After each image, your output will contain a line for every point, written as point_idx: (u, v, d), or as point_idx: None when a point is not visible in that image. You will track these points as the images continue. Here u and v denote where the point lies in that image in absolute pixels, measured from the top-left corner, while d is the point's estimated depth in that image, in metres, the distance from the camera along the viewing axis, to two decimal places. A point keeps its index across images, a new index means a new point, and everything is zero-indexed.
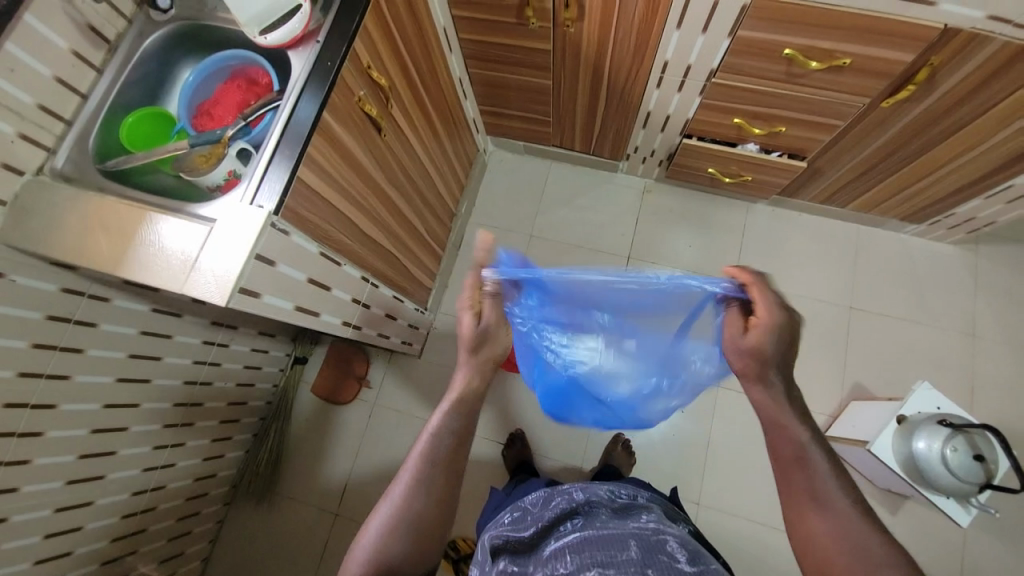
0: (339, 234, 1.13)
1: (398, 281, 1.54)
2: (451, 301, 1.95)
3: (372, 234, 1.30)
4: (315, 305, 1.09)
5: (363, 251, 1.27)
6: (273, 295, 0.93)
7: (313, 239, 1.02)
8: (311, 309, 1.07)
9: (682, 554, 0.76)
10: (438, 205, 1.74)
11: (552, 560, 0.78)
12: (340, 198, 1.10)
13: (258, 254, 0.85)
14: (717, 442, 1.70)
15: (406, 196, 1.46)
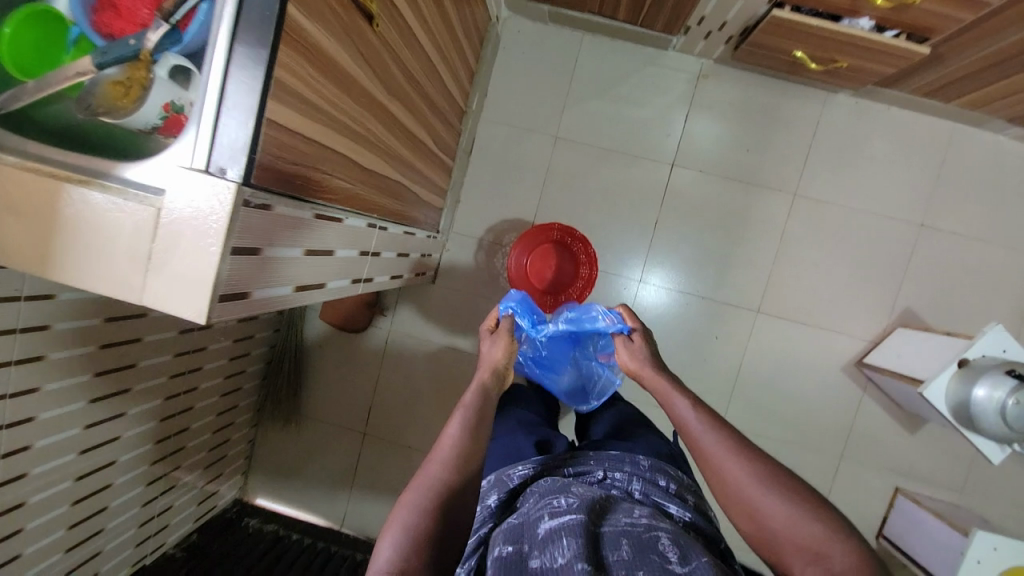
0: (328, 178, 0.85)
1: (406, 211, 1.28)
2: (464, 218, 1.71)
3: (370, 166, 1.00)
4: (320, 277, 0.88)
5: (361, 191, 0.99)
6: (266, 287, 0.72)
7: (298, 199, 0.76)
8: (313, 283, 0.86)
9: (674, 553, 0.66)
10: (445, 107, 1.39)
11: (543, 552, 0.67)
12: (331, 132, 0.82)
13: (236, 248, 0.62)
14: (749, 368, 1.65)
15: (406, 104, 1.11)
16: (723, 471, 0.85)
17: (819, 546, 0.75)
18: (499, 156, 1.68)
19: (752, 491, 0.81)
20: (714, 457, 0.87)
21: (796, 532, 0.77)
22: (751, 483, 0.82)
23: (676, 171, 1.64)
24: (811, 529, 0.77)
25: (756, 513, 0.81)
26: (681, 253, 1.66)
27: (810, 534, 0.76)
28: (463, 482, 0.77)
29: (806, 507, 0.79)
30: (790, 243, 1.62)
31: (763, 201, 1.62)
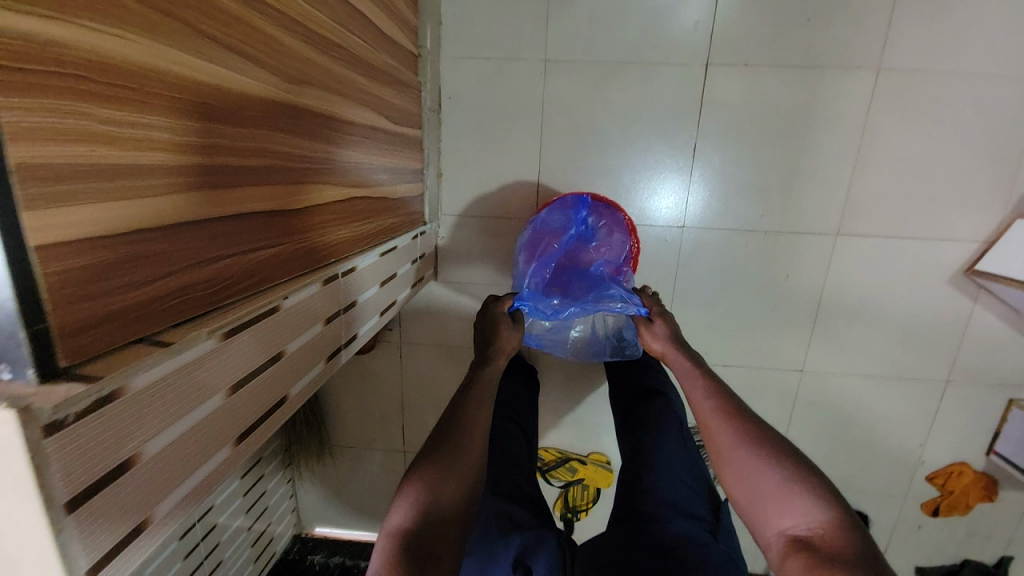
0: (218, 261, 0.52)
1: (373, 228, 0.94)
2: (452, 195, 1.36)
3: (293, 203, 0.64)
4: (273, 393, 0.61)
5: (292, 243, 0.65)
6: (172, 488, 0.47)
7: (184, 328, 0.47)
8: (270, 409, 0.60)
9: None
10: (390, 64, 0.98)
11: None
12: (209, 191, 0.50)
13: (71, 499, 0.37)
14: (829, 303, 1.36)
15: (326, 83, 0.71)
16: (721, 437, 0.83)
17: (809, 523, 0.68)
18: (476, 106, 1.29)
19: (741, 454, 0.78)
20: (713, 425, 0.85)
21: (786, 506, 0.71)
22: (744, 449, 0.79)
23: (712, 73, 1.22)
24: (803, 511, 0.69)
25: (744, 477, 0.77)
26: (731, 181, 1.29)
27: (799, 511, 0.69)
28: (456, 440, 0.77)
29: (798, 483, 0.72)
30: (872, 138, 1.24)
31: (833, 87, 1.20)
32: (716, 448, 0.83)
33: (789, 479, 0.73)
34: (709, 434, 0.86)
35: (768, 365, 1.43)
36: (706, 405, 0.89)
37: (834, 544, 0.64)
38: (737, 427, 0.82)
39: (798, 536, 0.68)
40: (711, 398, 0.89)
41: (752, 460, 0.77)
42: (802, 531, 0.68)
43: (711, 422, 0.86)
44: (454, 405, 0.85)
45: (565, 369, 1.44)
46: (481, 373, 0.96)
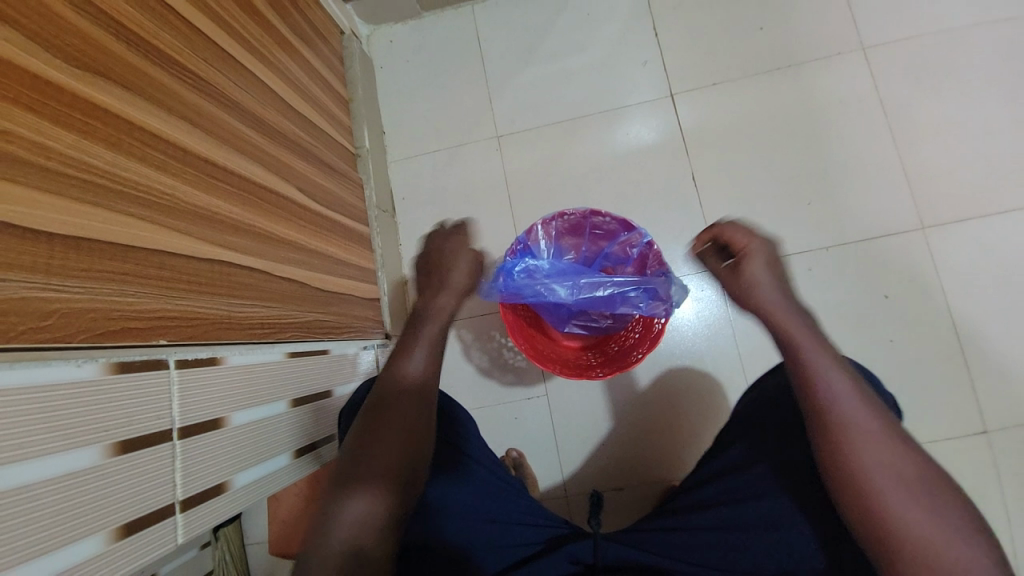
0: None
1: (281, 317, 0.63)
2: (421, 302, 1.08)
3: (22, 214, 0.36)
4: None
5: (25, 286, 0.35)
6: None
7: None
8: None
9: None
10: (310, 141, 0.83)
11: None
12: None
13: None
14: (967, 318, 0.95)
15: (148, 94, 0.50)
16: (852, 432, 0.49)
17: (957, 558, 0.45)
18: (433, 197, 1.12)
19: (879, 459, 0.48)
20: (844, 413, 0.50)
21: (938, 536, 0.46)
22: (892, 461, 0.48)
23: (679, 103, 1.09)
24: (957, 540, 0.45)
25: (888, 505, 0.47)
26: (754, 200, 1.04)
27: (950, 539, 0.45)
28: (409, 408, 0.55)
29: (946, 494, 0.47)
30: (899, 115, 1.03)
31: (823, 80, 1.05)
32: (839, 441, 0.49)
33: (941, 491, 0.47)
34: (834, 423, 0.50)
35: (931, 433, 0.92)
36: (834, 385, 0.51)
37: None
38: (874, 422, 0.49)
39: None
40: (845, 383, 0.51)
41: (896, 471, 0.47)
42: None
43: (835, 420, 0.50)
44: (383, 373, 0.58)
45: (627, 509, 0.93)
46: (419, 336, 0.61)
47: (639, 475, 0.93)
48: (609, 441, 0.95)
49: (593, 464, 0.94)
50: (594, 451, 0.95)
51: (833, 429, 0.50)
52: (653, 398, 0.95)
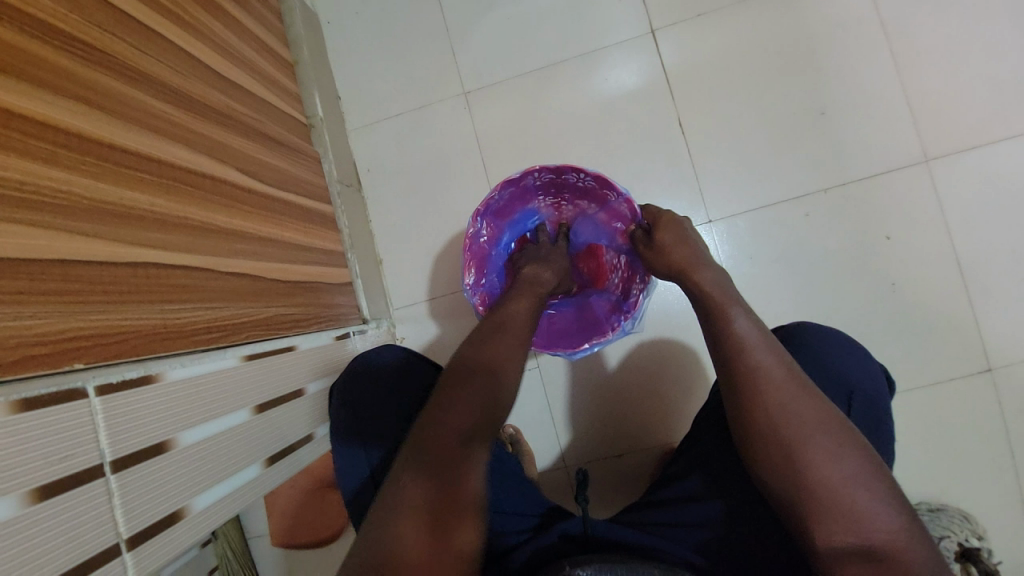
0: None
1: (233, 317, 0.57)
2: (399, 282, 1.01)
3: None
4: None
5: None
6: None
7: None
8: None
9: None
10: (250, 115, 0.74)
11: None
12: None
13: None
14: (971, 253, 0.90)
15: (28, 73, 0.41)
16: (762, 378, 0.51)
17: (871, 530, 0.45)
18: (402, 167, 1.03)
19: (784, 402, 0.50)
20: (755, 360, 0.52)
21: (850, 482, 0.46)
22: (819, 435, 0.48)
23: (662, 41, 0.98)
24: (879, 517, 0.45)
25: (814, 477, 0.47)
26: (747, 143, 0.96)
27: (873, 515, 0.45)
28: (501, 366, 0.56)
29: (853, 442, 0.48)
30: (901, 35, 0.93)
31: (818, 1, 0.95)
32: (750, 389, 0.51)
33: (848, 437, 0.48)
34: (745, 371, 0.52)
35: (933, 373, 0.90)
36: (746, 331, 0.54)
37: (908, 551, 0.44)
38: (802, 392, 0.50)
39: (861, 543, 0.45)
40: (771, 355, 0.52)
41: (803, 414, 0.49)
42: (870, 533, 0.45)
43: (758, 389, 0.51)
44: (464, 347, 0.58)
45: (626, 475, 0.91)
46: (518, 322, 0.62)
47: (637, 441, 0.91)
48: (603, 411, 0.92)
49: (589, 435, 0.92)
50: (592, 422, 0.92)
51: (742, 378, 0.52)
52: (650, 365, 0.91)
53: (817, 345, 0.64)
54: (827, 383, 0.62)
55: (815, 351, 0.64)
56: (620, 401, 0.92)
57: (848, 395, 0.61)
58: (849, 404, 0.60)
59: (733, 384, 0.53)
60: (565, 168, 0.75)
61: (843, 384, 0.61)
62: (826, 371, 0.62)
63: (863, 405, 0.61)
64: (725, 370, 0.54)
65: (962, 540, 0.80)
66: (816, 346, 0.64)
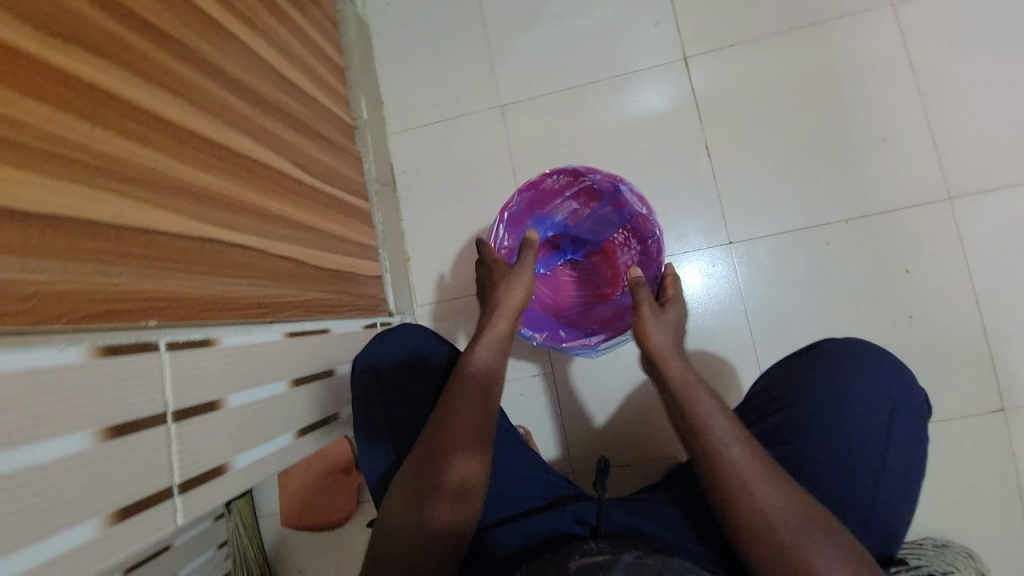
0: None
1: (279, 296, 0.61)
2: (425, 280, 1.05)
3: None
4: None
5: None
6: None
7: None
8: None
9: None
10: (304, 113, 0.80)
11: None
12: None
13: None
14: (991, 292, 0.91)
15: (131, 64, 0.47)
16: (735, 479, 0.51)
17: None
18: (436, 171, 1.08)
19: (763, 500, 0.50)
20: (727, 454, 0.52)
21: None
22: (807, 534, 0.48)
23: (693, 68, 1.02)
24: None
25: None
26: (770, 170, 0.99)
27: None
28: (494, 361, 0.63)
29: (834, 535, 0.48)
30: (930, 75, 0.96)
31: (849, 39, 0.98)
32: (726, 486, 0.51)
33: (831, 532, 0.48)
34: (720, 467, 0.52)
35: (945, 408, 0.90)
36: (712, 424, 0.54)
37: None
38: (779, 485, 0.50)
39: None
40: (740, 447, 0.53)
41: (764, 482, 0.50)
42: None
43: (737, 484, 0.51)
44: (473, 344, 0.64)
45: (632, 484, 0.93)
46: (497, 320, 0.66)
47: (644, 452, 0.93)
48: (614, 419, 0.94)
49: (597, 442, 0.94)
50: (601, 428, 0.94)
51: (719, 477, 0.52)
52: None
53: (851, 369, 0.63)
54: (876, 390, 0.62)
55: (862, 363, 0.63)
56: (630, 411, 0.94)
57: (889, 407, 0.61)
58: (890, 416, 0.61)
59: (710, 483, 0.52)
60: (579, 169, 0.80)
61: (886, 399, 0.61)
62: (867, 388, 0.62)
63: (903, 417, 0.61)
64: (702, 465, 0.54)
65: None
66: (864, 358, 0.64)
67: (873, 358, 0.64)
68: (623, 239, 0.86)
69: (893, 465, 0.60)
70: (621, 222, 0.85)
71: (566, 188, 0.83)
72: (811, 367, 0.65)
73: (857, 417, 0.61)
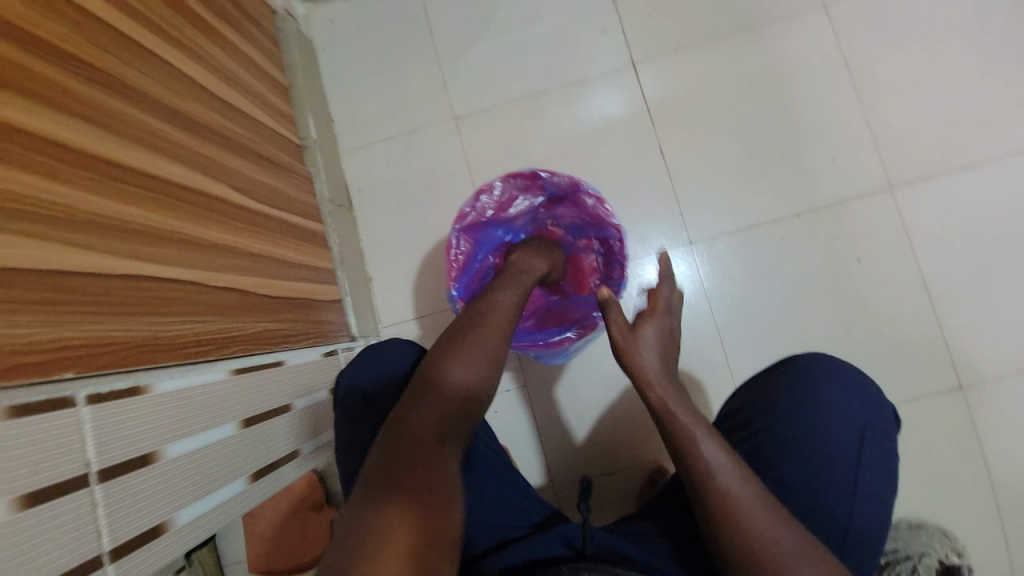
0: None
1: (221, 331, 0.57)
2: (388, 300, 1.02)
3: None
4: None
5: None
6: None
7: None
8: None
9: None
10: (245, 135, 0.76)
11: None
12: None
13: None
14: (935, 274, 0.95)
15: (34, 92, 0.43)
16: (696, 458, 0.51)
17: None
18: (393, 188, 1.06)
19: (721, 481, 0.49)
20: (691, 436, 0.52)
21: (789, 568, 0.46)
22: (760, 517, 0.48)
23: (642, 73, 1.04)
24: None
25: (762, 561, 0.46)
26: (723, 169, 1.01)
27: None
28: (477, 358, 0.54)
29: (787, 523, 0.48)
30: (864, 72, 1.00)
31: (788, 40, 1.02)
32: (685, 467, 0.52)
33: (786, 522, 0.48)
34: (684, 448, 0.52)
35: (905, 390, 0.93)
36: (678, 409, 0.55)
37: None
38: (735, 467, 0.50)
39: None
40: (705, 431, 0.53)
41: (736, 491, 0.49)
42: None
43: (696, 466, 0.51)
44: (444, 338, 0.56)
45: (613, 493, 0.92)
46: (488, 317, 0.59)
47: (623, 459, 0.92)
48: (590, 428, 0.92)
49: (575, 453, 0.92)
50: (578, 440, 0.92)
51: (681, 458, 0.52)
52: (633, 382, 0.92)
53: (826, 397, 0.63)
54: (847, 413, 0.63)
55: (832, 384, 0.64)
56: (606, 419, 0.92)
57: (860, 429, 0.62)
58: (861, 440, 0.61)
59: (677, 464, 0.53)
60: (540, 172, 0.79)
61: (857, 420, 0.62)
62: (838, 411, 0.62)
63: (874, 440, 0.62)
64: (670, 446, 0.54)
65: (943, 556, 0.81)
66: (832, 378, 0.64)
67: (839, 377, 0.64)
68: (586, 239, 0.87)
69: (865, 491, 0.59)
70: (583, 223, 0.86)
71: (524, 191, 0.83)
72: (785, 382, 0.65)
73: (830, 448, 0.61)
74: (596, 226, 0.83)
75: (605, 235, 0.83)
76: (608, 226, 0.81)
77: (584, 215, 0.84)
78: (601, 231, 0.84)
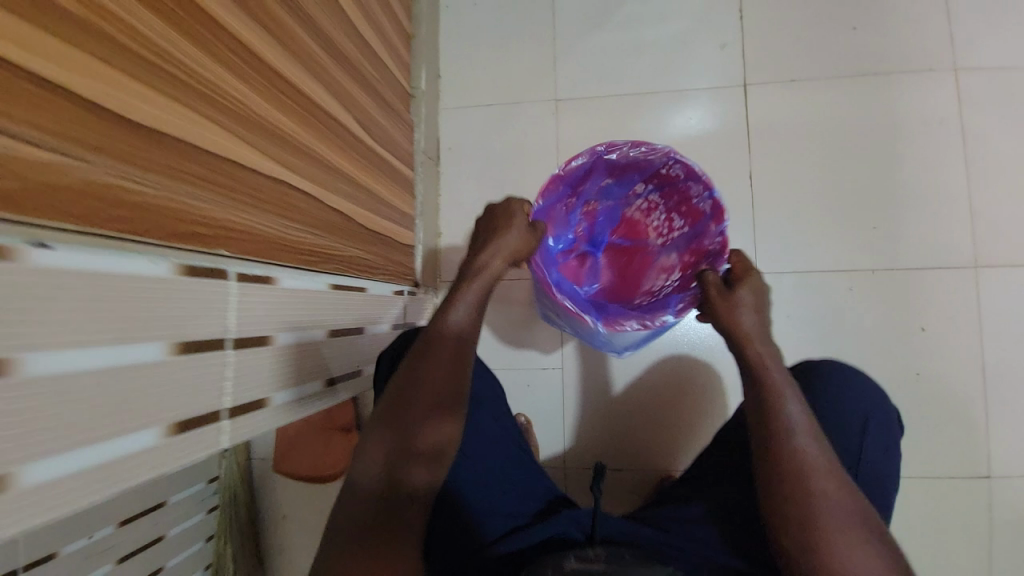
0: None
1: (326, 248, 0.63)
2: (452, 257, 1.07)
3: (121, 105, 0.36)
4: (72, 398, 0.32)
5: (110, 172, 0.35)
6: None
7: None
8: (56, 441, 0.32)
9: None
10: (372, 71, 0.81)
11: None
12: None
13: None
14: (995, 362, 0.93)
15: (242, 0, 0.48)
16: (794, 459, 0.54)
17: None
18: (480, 152, 1.09)
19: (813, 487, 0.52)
20: (792, 435, 0.55)
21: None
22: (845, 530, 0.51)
23: (750, 95, 1.04)
24: None
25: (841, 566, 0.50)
26: (807, 208, 1.00)
27: None
28: (455, 337, 0.58)
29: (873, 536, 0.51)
30: (979, 144, 0.97)
31: (907, 95, 1.00)
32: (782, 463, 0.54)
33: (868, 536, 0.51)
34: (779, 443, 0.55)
35: (932, 466, 0.93)
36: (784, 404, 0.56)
37: None
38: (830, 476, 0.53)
39: None
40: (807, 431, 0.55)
41: (826, 496, 0.52)
42: None
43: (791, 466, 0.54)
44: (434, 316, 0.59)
45: (620, 487, 0.95)
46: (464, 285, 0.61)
47: (638, 459, 0.95)
48: (613, 422, 0.96)
49: (593, 442, 0.96)
50: (599, 430, 0.96)
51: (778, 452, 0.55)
52: (667, 389, 0.95)
53: (826, 394, 0.65)
54: (848, 403, 0.64)
55: (834, 378, 0.66)
56: (631, 418, 0.96)
57: (862, 421, 0.64)
58: (862, 430, 0.63)
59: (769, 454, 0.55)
60: (564, 165, 0.75)
61: (858, 412, 0.64)
62: (840, 403, 0.64)
63: (875, 431, 0.64)
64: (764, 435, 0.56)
65: None
66: (836, 374, 0.66)
67: (842, 374, 0.66)
68: (631, 190, 0.86)
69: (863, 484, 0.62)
70: (618, 180, 0.84)
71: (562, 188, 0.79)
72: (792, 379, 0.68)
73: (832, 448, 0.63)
74: (635, 169, 0.82)
75: (648, 170, 0.82)
76: (648, 159, 0.79)
77: (621, 167, 0.81)
78: (642, 168, 0.82)
